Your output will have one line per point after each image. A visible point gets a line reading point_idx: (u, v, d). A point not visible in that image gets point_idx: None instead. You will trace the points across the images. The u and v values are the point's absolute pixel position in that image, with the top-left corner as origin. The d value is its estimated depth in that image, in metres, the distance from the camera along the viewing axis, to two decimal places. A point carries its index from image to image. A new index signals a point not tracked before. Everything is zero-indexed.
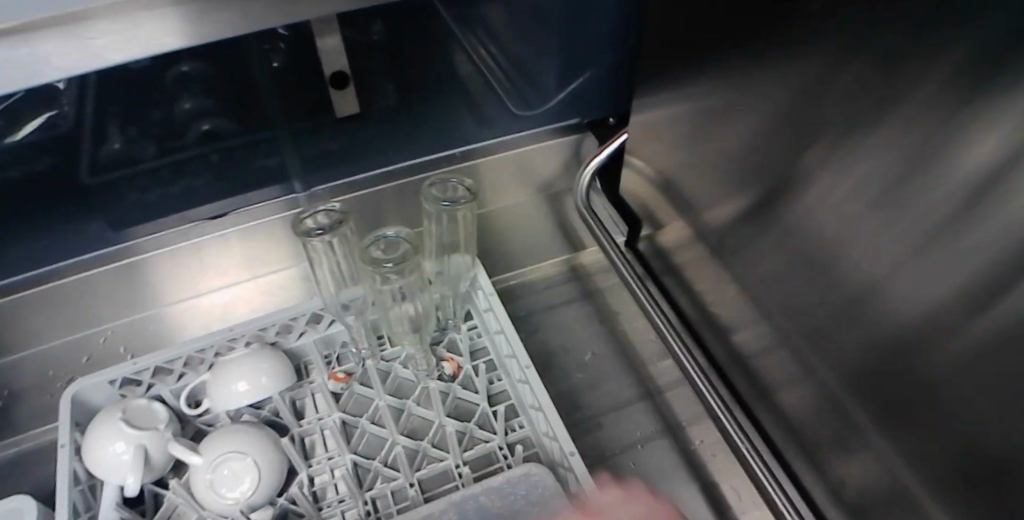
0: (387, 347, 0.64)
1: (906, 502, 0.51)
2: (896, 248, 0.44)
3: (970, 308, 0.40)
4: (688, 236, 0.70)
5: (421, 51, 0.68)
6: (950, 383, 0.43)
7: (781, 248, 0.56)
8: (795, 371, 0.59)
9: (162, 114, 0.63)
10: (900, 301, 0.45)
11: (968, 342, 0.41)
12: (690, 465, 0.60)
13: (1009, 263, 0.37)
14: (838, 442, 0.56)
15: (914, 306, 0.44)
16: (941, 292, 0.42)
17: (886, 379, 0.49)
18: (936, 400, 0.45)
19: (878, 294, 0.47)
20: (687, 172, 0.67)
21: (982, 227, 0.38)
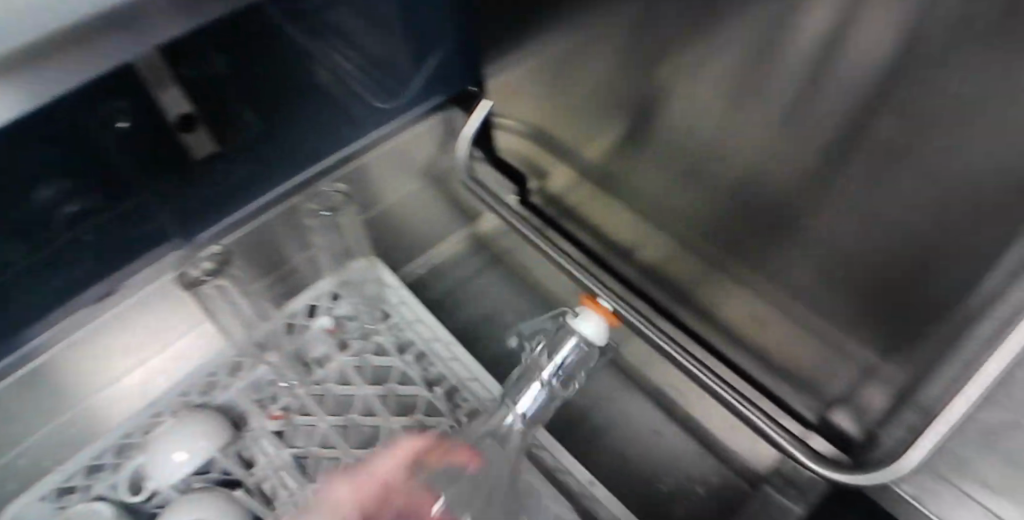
0: (315, 371, 0.63)
1: (813, 350, 0.56)
2: (755, 125, 0.47)
3: (824, 162, 0.44)
4: (574, 177, 0.71)
5: (277, 68, 0.62)
6: (825, 228, 0.47)
7: (660, 156, 0.58)
8: (698, 266, 0.62)
9: (21, 206, 0.54)
10: (771, 177, 0.49)
11: (839, 189, 0.44)
12: (633, 382, 0.63)
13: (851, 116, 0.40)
14: (752, 318, 0.60)
15: (785, 173, 0.47)
16: (800, 162, 0.46)
17: (774, 242, 0.52)
18: (818, 245, 0.49)
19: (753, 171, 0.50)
20: (552, 117, 0.68)
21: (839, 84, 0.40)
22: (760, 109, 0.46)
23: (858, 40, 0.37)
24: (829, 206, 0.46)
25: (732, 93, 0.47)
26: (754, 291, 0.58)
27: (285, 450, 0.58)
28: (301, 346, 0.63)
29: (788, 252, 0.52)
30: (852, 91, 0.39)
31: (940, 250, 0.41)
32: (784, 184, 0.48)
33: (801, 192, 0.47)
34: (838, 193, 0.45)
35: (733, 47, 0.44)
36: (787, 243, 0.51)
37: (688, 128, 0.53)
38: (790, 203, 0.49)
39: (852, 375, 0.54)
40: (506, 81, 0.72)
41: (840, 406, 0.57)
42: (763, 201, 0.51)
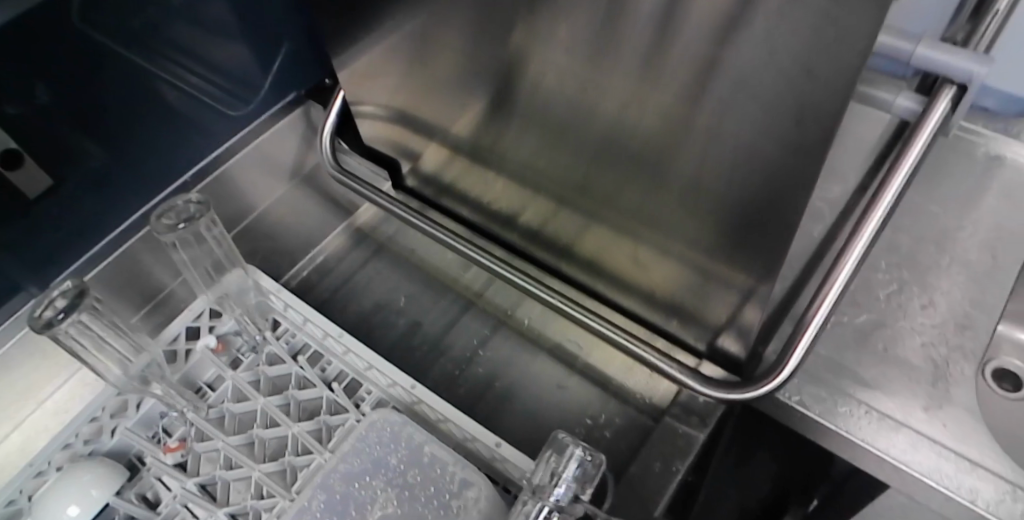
0: (207, 395, 0.61)
1: (685, 280, 0.59)
2: (612, 70, 0.48)
3: (674, 100, 0.45)
4: (442, 154, 0.72)
5: (113, 91, 0.57)
6: (680, 158, 0.49)
7: (524, 118, 0.59)
8: (577, 220, 0.64)
9: None
10: (630, 118, 0.50)
11: (690, 121, 0.46)
12: (531, 342, 0.64)
13: (705, 41, 0.40)
14: (632, 261, 0.62)
15: (644, 113, 0.48)
16: (658, 99, 0.47)
17: (640, 182, 0.54)
18: (676, 175, 0.51)
19: (616, 115, 0.51)
20: (411, 97, 0.68)
21: (690, 15, 0.40)
22: (613, 55, 0.47)
23: None
24: (680, 137, 0.48)
25: (580, 45, 0.48)
26: (631, 235, 0.60)
27: (187, 480, 0.56)
28: (187, 370, 0.61)
29: (652, 188, 0.54)
30: (705, 20, 0.39)
31: (779, 166, 0.44)
32: (645, 124, 0.49)
33: (656, 129, 0.49)
34: (686, 128, 0.47)
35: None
36: (651, 180, 0.53)
37: (544, 85, 0.54)
38: (651, 141, 0.50)
39: (730, 300, 0.57)
40: (355, 68, 0.69)
41: (723, 332, 0.60)
42: (629, 143, 0.52)
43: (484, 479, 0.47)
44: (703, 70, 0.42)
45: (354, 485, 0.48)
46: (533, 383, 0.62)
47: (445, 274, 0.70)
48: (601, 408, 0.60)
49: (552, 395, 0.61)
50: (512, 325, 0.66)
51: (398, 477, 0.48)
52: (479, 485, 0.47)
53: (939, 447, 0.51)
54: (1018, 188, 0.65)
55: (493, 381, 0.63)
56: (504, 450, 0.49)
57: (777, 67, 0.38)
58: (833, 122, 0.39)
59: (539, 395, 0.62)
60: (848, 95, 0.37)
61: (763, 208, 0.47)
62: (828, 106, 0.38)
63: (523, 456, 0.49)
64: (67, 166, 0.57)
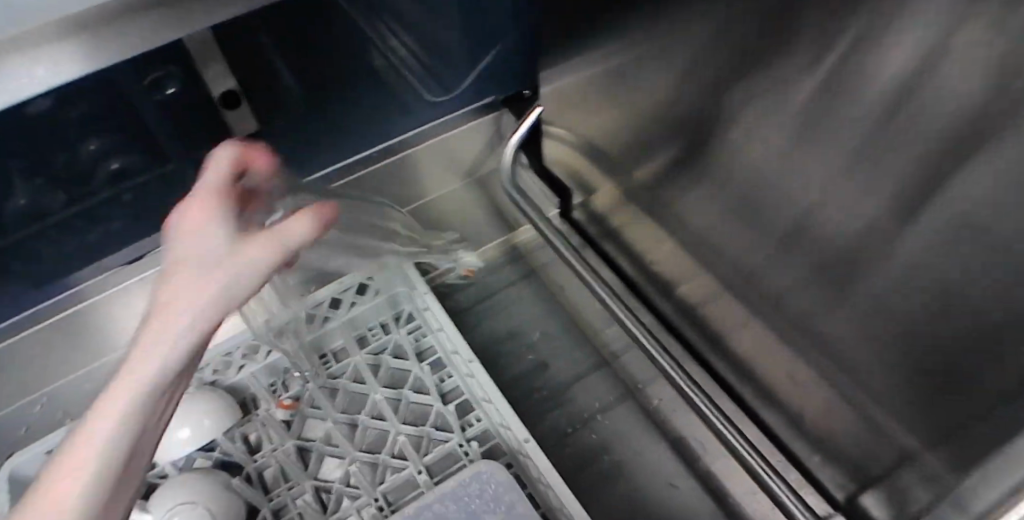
0: (329, 364, 0.62)
1: (836, 418, 0.53)
2: (825, 174, 0.43)
3: (889, 234, 0.40)
4: (619, 198, 0.69)
5: (336, 56, 0.58)
6: (868, 286, 0.44)
7: (713, 193, 0.55)
8: (738, 314, 0.59)
9: (66, 159, 0.52)
10: (825, 232, 0.45)
11: (892, 260, 0.41)
12: (654, 424, 0.61)
13: (935, 159, 0.35)
14: (788, 376, 0.57)
15: (849, 233, 0.43)
16: (860, 218, 0.42)
17: (829, 306, 0.49)
18: (859, 302, 0.46)
19: (814, 227, 0.46)
20: (609, 128, 0.65)
21: (920, 127, 0.35)
22: (828, 164, 0.43)
23: (954, 91, 0.33)
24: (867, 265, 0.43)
25: (796, 148, 0.44)
26: (794, 350, 0.54)
27: (290, 440, 0.58)
28: (319, 338, 0.62)
29: (832, 311, 0.49)
30: (939, 125, 0.34)
31: (1005, 359, 0.37)
32: (847, 246, 0.44)
33: (845, 251, 0.45)
34: (908, 266, 0.40)
35: (811, 106, 0.41)
36: (833, 303, 0.48)
37: (743, 169, 0.50)
38: (837, 262, 0.46)
39: (893, 459, 0.50)
40: (559, 88, 0.69)
41: (873, 492, 0.53)
42: (817, 256, 0.47)
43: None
44: (921, 200, 0.38)
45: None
46: (645, 470, 0.59)
47: (587, 321, 0.69)
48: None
49: (660, 490, 0.58)
50: (639, 399, 0.63)
51: None
52: None
53: None
54: None
55: (603, 451, 0.61)
56: None
57: (1004, 247, 0.34)
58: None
59: (648, 480, 0.59)
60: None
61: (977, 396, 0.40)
62: None
63: None
64: (273, 125, 0.62)
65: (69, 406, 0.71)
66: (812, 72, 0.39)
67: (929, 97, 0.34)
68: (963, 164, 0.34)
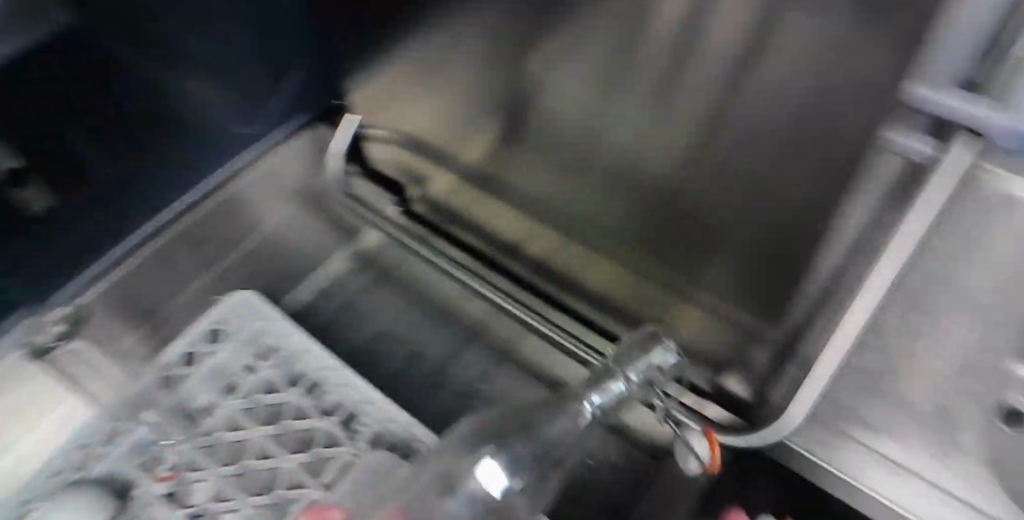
0: (198, 420, 0.58)
1: (683, 321, 0.59)
2: (630, 106, 0.46)
3: (691, 141, 0.44)
4: (453, 183, 0.70)
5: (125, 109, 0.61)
6: (682, 195, 0.48)
7: (533, 150, 0.57)
8: (583, 255, 0.63)
9: None
10: (643, 157, 0.49)
11: (690, 165, 0.45)
12: (534, 375, 0.65)
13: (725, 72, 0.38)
14: (639, 297, 0.61)
15: (665, 152, 0.47)
16: (668, 137, 0.45)
17: (660, 222, 0.52)
18: (679, 211, 0.50)
19: (632, 156, 0.49)
20: (426, 119, 0.65)
21: (712, 48, 0.38)
22: (633, 98, 0.45)
23: (733, 12, 0.35)
24: (677, 176, 0.47)
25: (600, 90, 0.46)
26: (636, 272, 0.59)
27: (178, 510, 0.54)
28: (183, 397, 0.59)
29: (656, 225, 0.53)
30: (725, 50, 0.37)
31: (808, 227, 0.42)
32: (664, 163, 0.47)
33: (654, 168, 0.48)
34: (713, 168, 0.44)
35: (612, 53, 0.43)
36: (655, 217, 0.52)
37: (557, 121, 0.52)
38: (650, 181, 0.50)
39: (738, 337, 0.55)
40: (368, 91, 0.68)
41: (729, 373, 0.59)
42: (631, 178, 0.51)
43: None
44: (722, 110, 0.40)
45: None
46: None
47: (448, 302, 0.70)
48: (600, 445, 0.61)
49: (553, 433, 0.62)
50: (513, 359, 0.66)
51: None
52: None
53: None
54: None
55: None
56: None
57: (777, 129, 0.38)
58: (843, 212, 0.40)
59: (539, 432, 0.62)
60: (858, 170, 0.37)
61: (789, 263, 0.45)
62: (849, 148, 0.36)
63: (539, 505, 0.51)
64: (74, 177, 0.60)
65: None
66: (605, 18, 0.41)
67: (707, 22, 0.37)
68: (748, 73, 0.37)
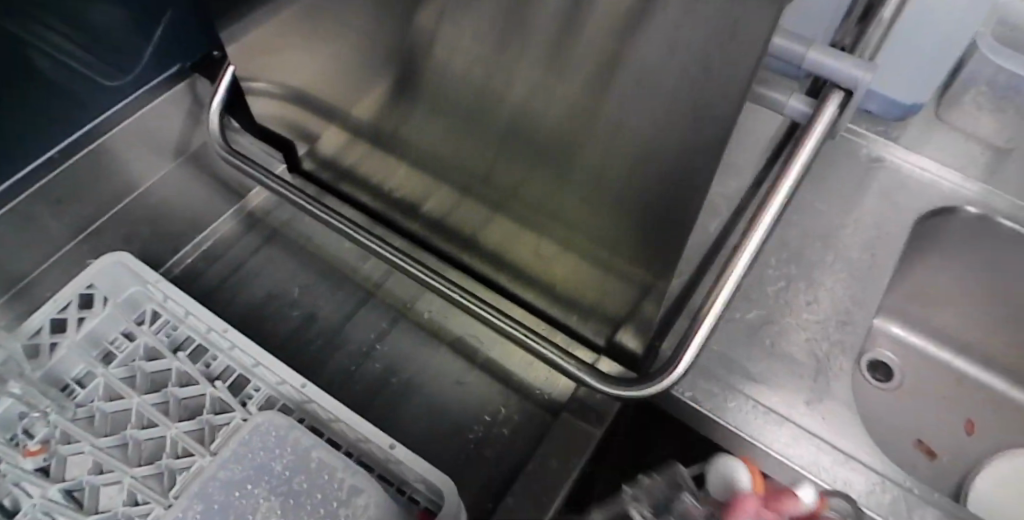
0: (75, 393, 0.55)
1: (575, 276, 0.60)
2: (511, 59, 0.45)
3: (575, 103, 0.44)
4: (345, 137, 0.67)
5: None
6: (567, 149, 0.48)
7: (425, 108, 0.56)
8: (479, 212, 0.62)
9: None
10: (525, 111, 0.48)
11: (574, 121, 0.45)
12: (431, 333, 0.65)
13: (609, 36, 0.38)
14: (534, 254, 0.62)
15: (546, 110, 0.47)
16: (553, 98, 0.45)
17: (555, 183, 0.52)
18: (565, 170, 0.50)
19: (517, 111, 0.49)
20: (311, 71, 0.62)
21: (595, 11, 0.37)
22: (517, 54, 0.44)
23: None
24: (559, 133, 0.48)
25: (489, 47, 0.46)
26: (528, 226, 0.59)
27: (51, 486, 0.50)
28: (54, 367, 0.55)
29: (543, 180, 0.53)
30: (607, 14, 0.37)
31: (683, 192, 0.44)
32: (546, 119, 0.47)
33: (541, 124, 0.48)
34: (597, 131, 0.45)
35: (497, 12, 0.43)
36: (542, 173, 0.52)
37: (443, 74, 0.51)
38: (536, 135, 0.50)
39: (629, 292, 0.56)
40: (247, 41, 0.63)
41: (624, 327, 0.61)
42: (517, 132, 0.51)
43: (374, 485, 0.48)
44: (605, 70, 0.40)
45: (233, 494, 0.48)
46: (432, 380, 0.63)
47: (343, 262, 0.69)
48: (499, 401, 0.62)
49: (450, 391, 0.62)
50: (411, 318, 0.66)
51: (282, 485, 0.49)
52: (368, 492, 0.48)
53: (822, 443, 0.52)
54: (896, 190, 0.66)
55: (390, 376, 0.63)
56: (398, 450, 0.50)
57: (660, 90, 0.39)
58: (710, 178, 0.42)
59: (436, 391, 0.62)
60: (724, 136, 0.39)
61: (667, 218, 0.47)
62: (725, 107, 0.37)
63: (440, 476, 0.49)
64: None
65: None
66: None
67: None
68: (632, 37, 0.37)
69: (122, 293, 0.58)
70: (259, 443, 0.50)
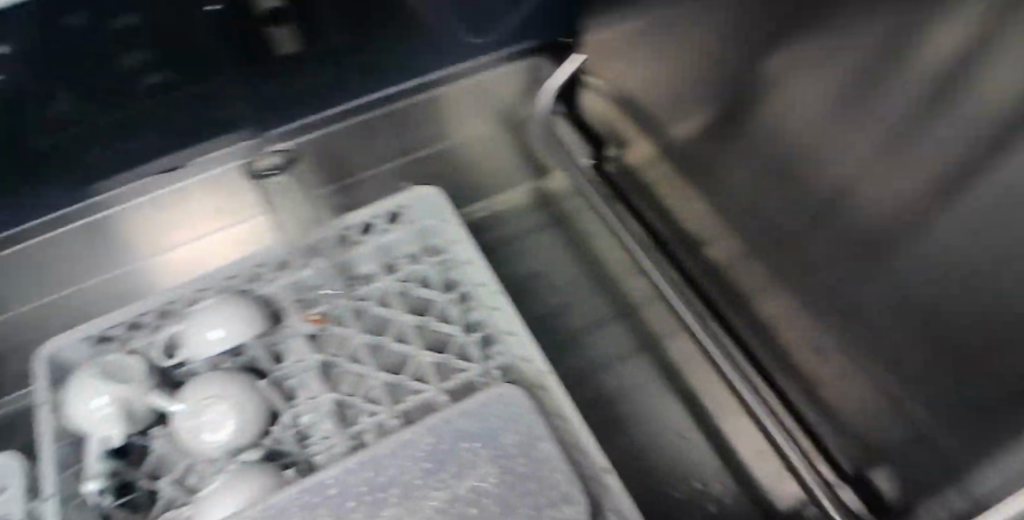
0: (358, 285, 0.63)
1: (843, 384, 0.54)
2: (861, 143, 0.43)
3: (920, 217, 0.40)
4: (652, 154, 0.68)
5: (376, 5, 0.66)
6: (889, 258, 0.43)
7: (746, 160, 0.55)
8: (762, 278, 0.59)
9: (110, 64, 0.60)
10: (856, 201, 0.45)
11: (917, 239, 0.41)
12: (667, 373, 0.65)
13: (988, 132, 0.35)
14: (805, 345, 0.57)
15: (877, 207, 0.43)
16: (890, 194, 0.42)
17: (844, 286, 0.49)
18: (872, 284, 0.46)
19: (847, 199, 0.45)
20: (647, 83, 0.64)
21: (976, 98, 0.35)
22: (864, 138, 0.43)
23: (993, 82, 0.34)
24: (885, 239, 0.43)
25: (823, 126, 0.45)
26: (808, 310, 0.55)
27: (314, 353, 0.59)
28: (349, 259, 0.64)
29: (845, 286, 0.48)
30: (992, 115, 0.34)
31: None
32: (876, 218, 0.43)
33: (869, 222, 0.44)
34: (933, 248, 0.40)
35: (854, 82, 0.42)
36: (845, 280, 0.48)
37: (777, 141, 0.51)
38: (859, 233, 0.45)
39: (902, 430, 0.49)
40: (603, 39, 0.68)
41: None
42: (836, 219, 0.47)
43: (585, 501, 0.47)
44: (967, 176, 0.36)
45: (459, 443, 0.49)
46: (653, 421, 0.63)
47: (611, 275, 0.71)
48: (711, 474, 0.60)
49: (668, 441, 0.62)
50: (653, 352, 0.66)
51: (503, 457, 0.49)
52: (579, 505, 0.47)
53: None
54: None
55: (616, 401, 0.64)
56: (610, 476, 0.50)
57: None
58: None
59: (652, 434, 0.63)
60: None
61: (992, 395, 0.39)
62: None
63: None
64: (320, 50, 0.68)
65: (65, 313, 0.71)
66: (852, 56, 0.42)
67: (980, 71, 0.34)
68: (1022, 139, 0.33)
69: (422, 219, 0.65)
70: (495, 409, 0.51)
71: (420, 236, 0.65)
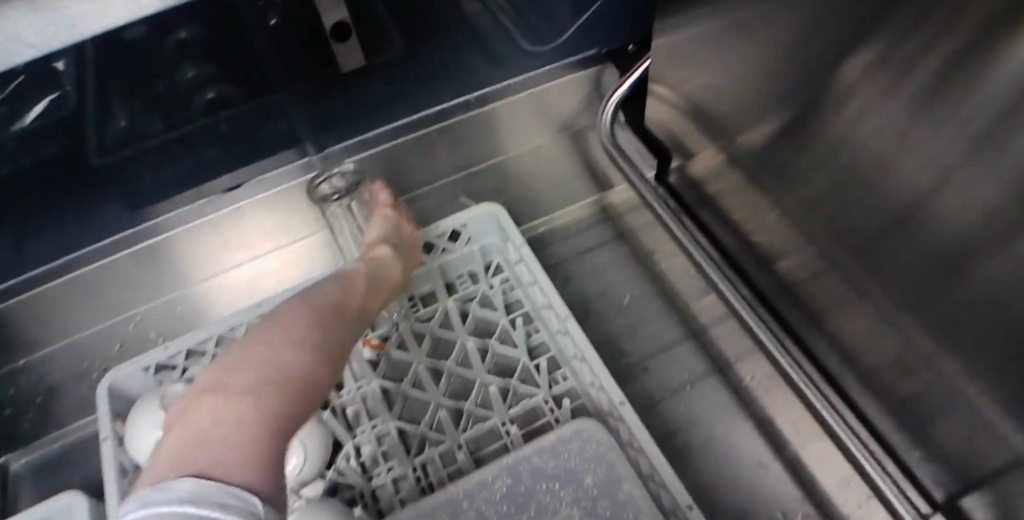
0: (417, 308, 0.63)
1: (940, 412, 0.50)
2: (939, 157, 0.39)
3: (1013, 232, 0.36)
4: (723, 165, 0.65)
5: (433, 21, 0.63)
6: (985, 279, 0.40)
7: (819, 175, 0.52)
8: (843, 295, 0.55)
9: (164, 84, 0.58)
10: (938, 222, 0.41)
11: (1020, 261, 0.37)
12: (740, 400, 0.61)
13: None
14: (892, 365, 0.54)
15: (961, 226, 0.39)
16: (972, 212, 0.38)
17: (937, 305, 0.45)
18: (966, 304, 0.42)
19: (931, 219, 0.41)
20: (713, 91, 0.61)
21: None
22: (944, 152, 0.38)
23: None
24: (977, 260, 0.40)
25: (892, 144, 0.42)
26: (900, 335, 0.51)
27: (375, 379, 0.58)
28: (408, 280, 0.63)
29: (938, 306, 0.45)
30: None
31: None
32: (964, 237, 0.40)
33: (959, 241, 0.40)
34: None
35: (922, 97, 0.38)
36: (941, 301, 0.45)
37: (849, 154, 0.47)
38: (949, 253, 0.41)
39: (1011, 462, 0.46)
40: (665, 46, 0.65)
41: (977, 492, 0.51)
42: (921, 238, 0.43)
43: None
44: None
45: (540, 485, 0.50)
46: (730, 445, 0.59)
47: (677, 291, 0.68)
48: (796, 505, 0.55)
49: (748, 472, 0.57)
50: (727, 374, 0.63)
51: (586, 499, 0.49)
52: None
53: None
54: None
55: (688, 424, 0.60)
56: (692, 512, 0.45)
57: None
58: None
59: (727, 460, 0.58)
60: None
61: None
62: None
63: None
64: (374, 70, 0.65)
65: (130, 337, 0.73)
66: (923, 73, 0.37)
67: None
68: None
69: (480, 239, 0.63)
70: (575, 445, 0.51)
71: (480, 255, 0.63)
